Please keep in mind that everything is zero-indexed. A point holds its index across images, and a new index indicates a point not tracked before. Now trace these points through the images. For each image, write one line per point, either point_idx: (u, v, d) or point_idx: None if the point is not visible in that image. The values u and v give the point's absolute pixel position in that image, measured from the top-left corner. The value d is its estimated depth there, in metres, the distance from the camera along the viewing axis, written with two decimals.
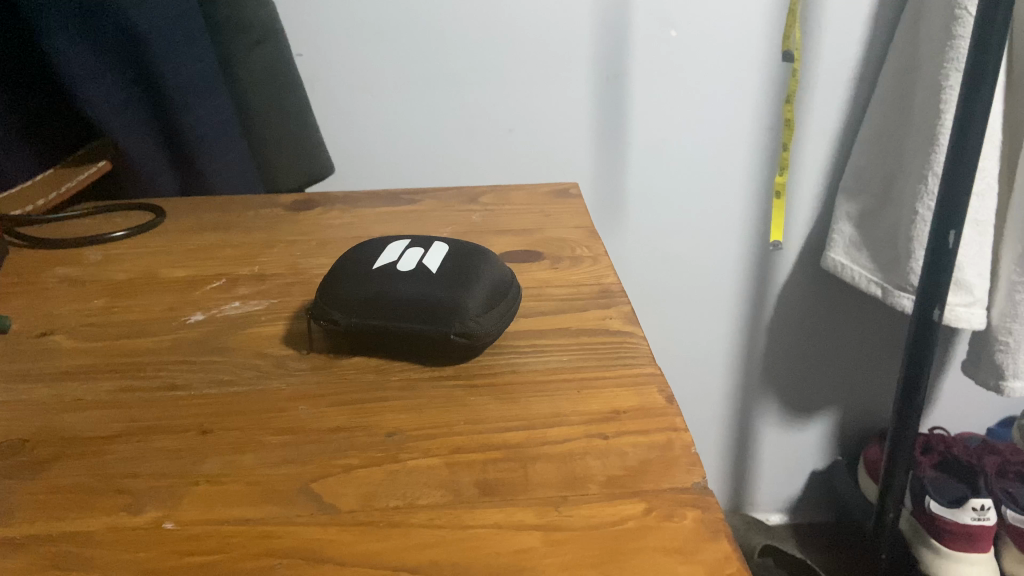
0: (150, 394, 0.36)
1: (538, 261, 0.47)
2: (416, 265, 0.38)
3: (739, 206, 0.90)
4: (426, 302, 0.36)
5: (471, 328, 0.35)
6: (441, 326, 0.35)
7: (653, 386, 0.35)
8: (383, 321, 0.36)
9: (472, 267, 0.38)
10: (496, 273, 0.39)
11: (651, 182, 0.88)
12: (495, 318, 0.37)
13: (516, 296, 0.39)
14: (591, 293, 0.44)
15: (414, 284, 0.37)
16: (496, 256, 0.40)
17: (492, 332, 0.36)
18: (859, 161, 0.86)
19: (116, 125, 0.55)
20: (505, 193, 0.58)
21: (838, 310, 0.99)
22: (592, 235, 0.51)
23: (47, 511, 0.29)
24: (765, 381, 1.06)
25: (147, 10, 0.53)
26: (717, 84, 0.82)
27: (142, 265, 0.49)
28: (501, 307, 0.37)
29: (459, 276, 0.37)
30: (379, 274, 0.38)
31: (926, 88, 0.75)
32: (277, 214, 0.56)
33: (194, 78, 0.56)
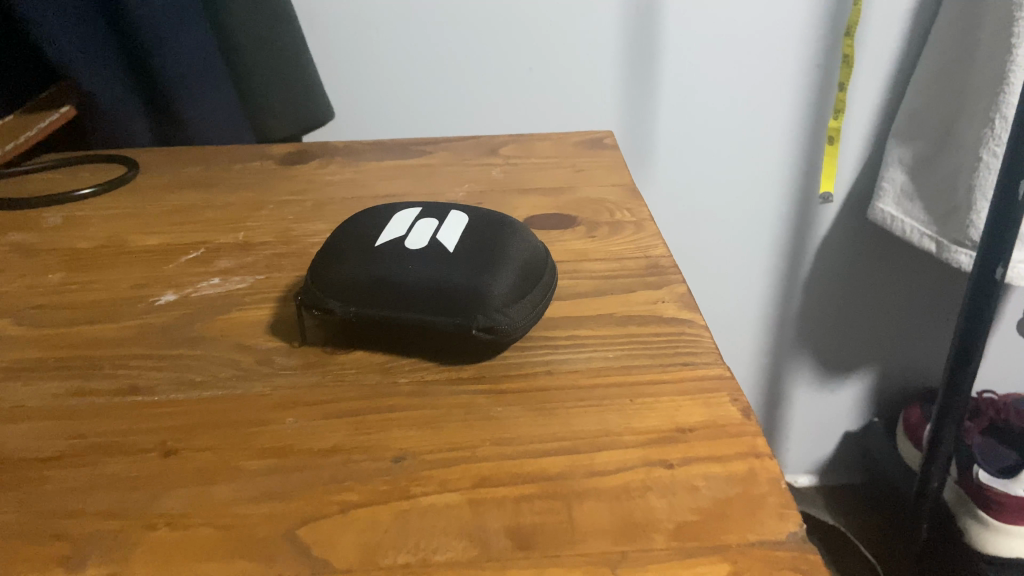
0: (106, 400, 0.29)
1: (571, 227, 0.40)
2: (428, 238, 0.31)
3: (780, 152, 0.82)
4: (442, 288, 0.29)
5: (498, 322, 0.29)
6: (459, 318, 0.29)
7: (723, 395, 0.28)
8: (390, 311, 0.30)
9: (497, 242, 0.31)
10: (525, 249, 0.31)
11: (683, 127, 0.79)
12: (525, 309, 0.30)
13: (551, 278, 0.32)
14: (638, 267, 0.37)
15: (426, 263, 0.30)
16: (525, 226, 0.33)
17: (522, 326, 0.30)
18: (914, 103, 0.77)
19: (77, 65, 0.48)
20: (528, 143, 0.51)
21: (881, 266, 0.92)
22: (633, 195, 0.44)
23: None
24: (800, 339, 0.99)
25: None
26: (762, 15, 0.73)
27: (109, 230, 0.42)
28: (532, 292, 0.30)
29: (480, 254, 0.30)
30: (382, 250, 0.30)
31: (994, 18, 0.66)
32: (268, 168, 0.48)
33: (167, 9, 0.48)
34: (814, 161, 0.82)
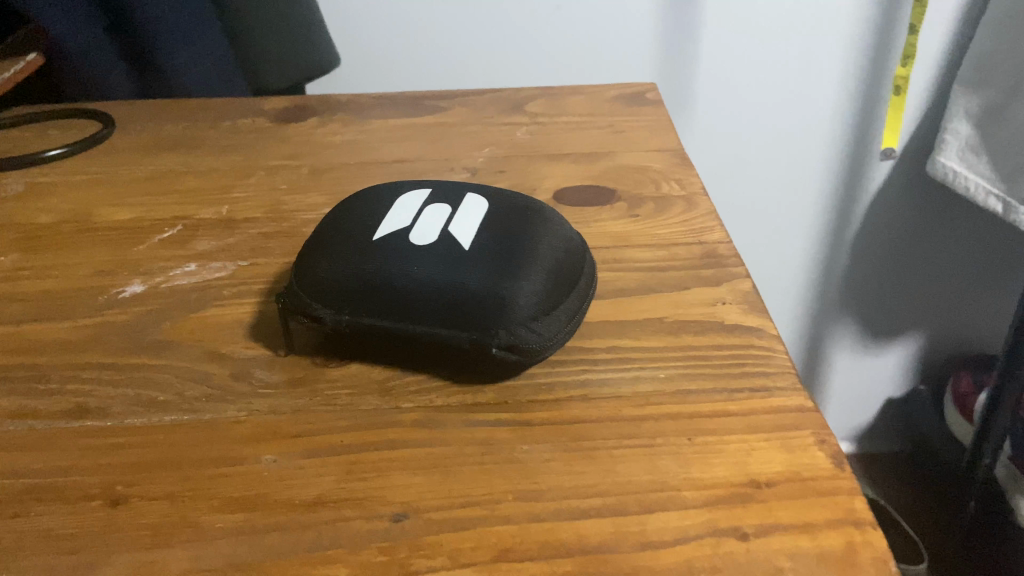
0: (46, 425, 0.24)
1: (610, 205, 0.34)
2: (439, 231, 0.25)
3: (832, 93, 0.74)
4: (454, 296, 0.23)
5: (523, 340, 0.23)
6: (476, 334, 0.23)
7: (807, 435, 0.23)
8: (391, 321, 0.24)
9: (524, 236, 0.25)
10: (558, 242, 0.25)
11: (725, 71, 0.72)
12: (558, 322, 0.24)
13: (591, 278, 0.26)
14: (691, 256, 0.31)
15: (435, 260, 0.24)
16: (560, 213, 0.27)
17: (555, 343, 0.24)
18: (985, 46, 0.67)
19: None
20: (559, 98, 0.44)
21: (935, 226, 0.85)
22: (680, 163, 0.38)
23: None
24: (843, 301, 0.92)
25: None
26: None
27: (75, 201, 0.36)
28: (567, 300, 0.25)
29: (503, 252, 0.24)
30: (382, 244, 0.25)
31: None
32: (260, 127, 0.42)
33: None
34: (872, 103, 0.74)
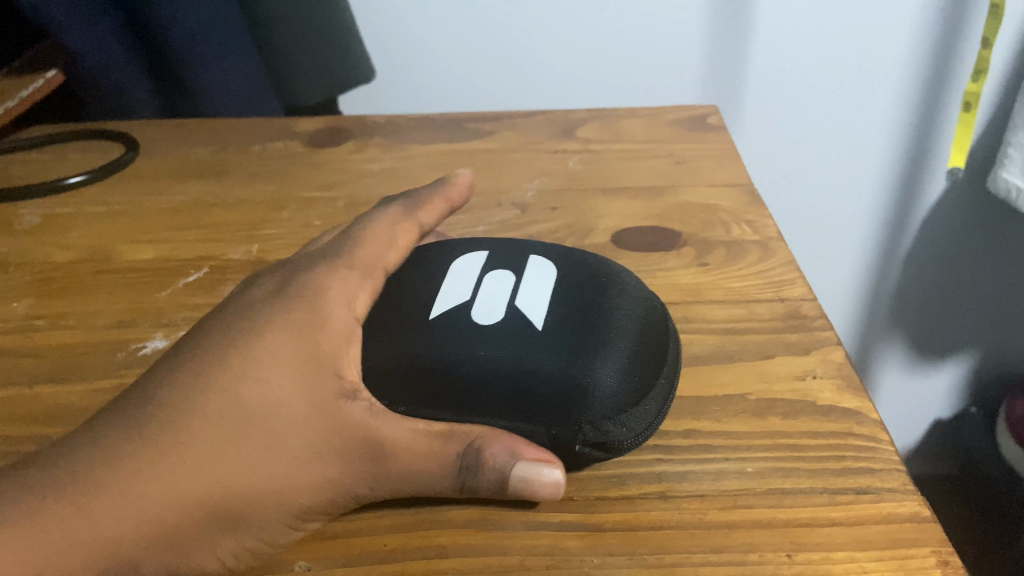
0: None
1: (676, 249, 0.31)
2: (507, 307, 0.22)
3: (891, 95, 0.64)
4: (530, 387, 0.21)
5: (610, 436, 0.21)
6: (559, 432, 0.20)
7: (927, 554, 0.19)
8: (457, 412, 0.21)
9: (603, 311, 0.22)
10: (635, 308, 0.23)
11: (773, 69, 0.62)
12: (647, 411, 0.22)
13: (675, 356, 0.23)
14: (772, 315, 0.27)
15: (507, 347, 0.21)
16: (630, 277, 0.24)
17: (642, 436, 0.22)
18: None
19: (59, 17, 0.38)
20: (613, 121, 0.41)
21: (999, 239, 0.73)
22: (750, 200, 0.34)
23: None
24: (892, 317, 0.82)
25: None
26: None
27: (95, 236, 0.34)
28: (654, 384, 0.22)
29: (584, 332, 0.21)
30: (440, 321, 0.22)
31: None
32: (293, 152, 0.39)
33: None
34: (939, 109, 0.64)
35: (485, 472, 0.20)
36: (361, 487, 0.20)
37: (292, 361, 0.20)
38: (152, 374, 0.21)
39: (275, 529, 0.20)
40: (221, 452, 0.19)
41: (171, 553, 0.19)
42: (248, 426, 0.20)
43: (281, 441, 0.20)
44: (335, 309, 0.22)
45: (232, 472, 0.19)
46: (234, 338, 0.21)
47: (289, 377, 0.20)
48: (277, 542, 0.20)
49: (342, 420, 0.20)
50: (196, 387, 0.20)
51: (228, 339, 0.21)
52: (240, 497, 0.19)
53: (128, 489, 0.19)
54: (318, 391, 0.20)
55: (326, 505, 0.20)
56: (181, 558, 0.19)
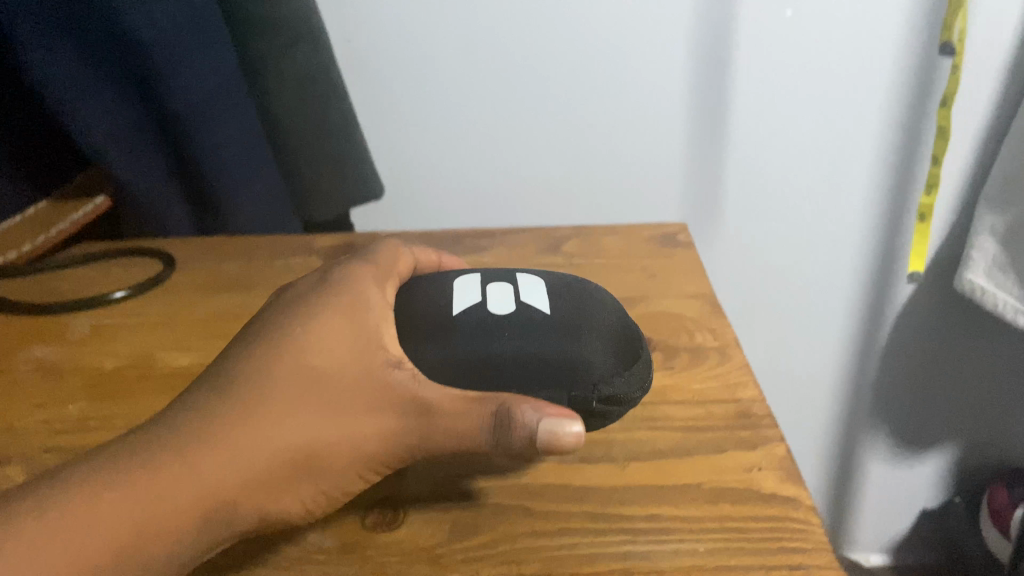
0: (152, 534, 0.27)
1: (646, 355, 0.36)
2: (520, 304, 0.31)
3: (864, 206, 0.69)
4: (552, 358, 0.30)
5: (614, 393, 0.30)
6: (578, 392, 0.30)
7: None
8: (498, 379, 0.30)
9: (585, 305, 0.32)
10: (600, 302, 0.33)
11: (753, 183, 0.67)
12: (630, 379, 0.31)
13: (637, 343, 0.33)
14: (726, 415, 0.32)
15: (530, 334, 0.30)
16: (594, 287, 0.34)
17: (630, 394, 0.31)
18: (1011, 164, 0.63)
19: (112, 153, 0.44)
20: (594, 237, 0.46)
21: (962, 329, 0.78)
22: (712, 311, 0.39)
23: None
24: (874, 414, 0.86)
25: (147, 10, 0.41)
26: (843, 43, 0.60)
27: (137, 344, 0.38)
28: (628, 359, 0.31)
29: (578, 322, 0.31)
30: (475, 317, 0.31)
31: None
32: (311, 267, 0.45)
33: (211, 96, 0.45)
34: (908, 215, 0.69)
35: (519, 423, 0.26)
36: (410, 439, 0.27)
37: (342, 348, 0.28)
38: (229, 358, 0.28)
39: (333, 474, 0.27)
40: (297, 414, 0.27)
41: (268, 494, 0.26)
42: (319, 380, 0.27)
43: (343, 401, 0.27)
44: (369, 299, 0.31)
45: (317, 423, 0.27)
46: (294, 318, 0.29)
47: (343, 347, 0.28)
48: (343, 485, 0.27)
49: (390, 377, 0.28)
50: (265, 358, 0.28)
51: (288, 320, 0.29)
52: (325, 444, 0.26)
53: (233, 442, 0.26)
54: (369, 360, 0.28)
55: (382, 454, 0.27)
56: (275, 497, 0.26)
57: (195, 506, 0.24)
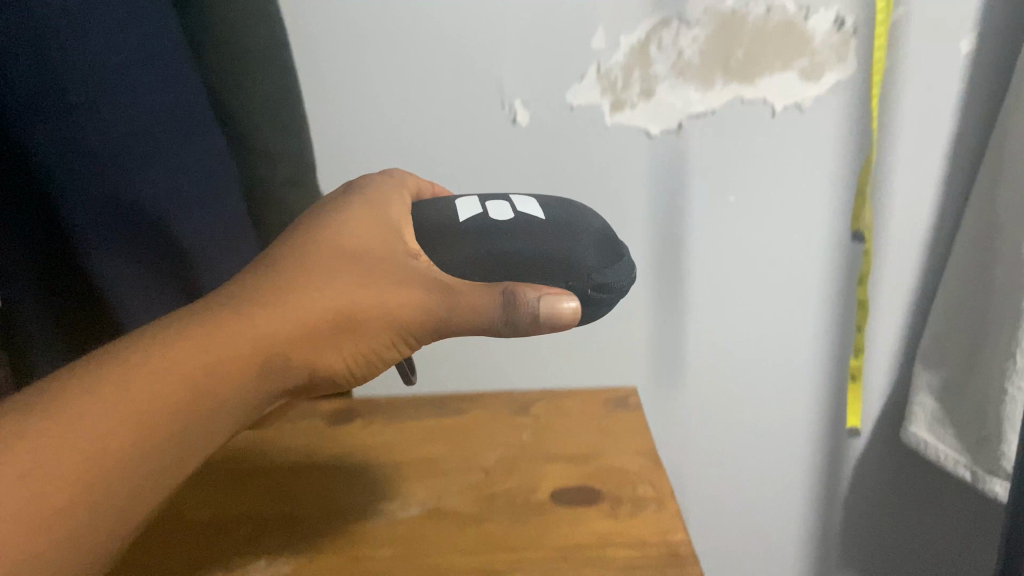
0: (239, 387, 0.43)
1: (599, 506, 0.45)
2: (517, 215, 0.54)
3: (787, 301, 0.90)
4: (549, 254, 0.52)
5: (603, 280, 0.53)
6: (569, 276, 0.52)
7: None
8: (512, 268, 0.53)
9: (568, 218, 0.55)
10: (582, 216, 0.56)
11: (707, 288, 0.90)
12: (615, 272, 0.54)
13: (617, 247, 0.56)
14: (659, 556, 0.40)
15: (529, 238, 0.53)
16: (575, 207, 0.57)
17: (614, 279, 0.54)
18: (937, 332, 0.87)
19: (131, 293, 0.59)
20: (559, 399, 0.59)
21: (904, 489, 0.99)
22: (651, 464, 0.49)
23: (65, 470, 0.35)
24: (845, 561, 1.04)
25: (172, 181, 0.56)
26: (768, 177, 0.85)
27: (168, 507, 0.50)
28: (608, 258, 0.54)
29: (561, 229, 0.53)
30: (485, 222, 0.53)
31: (1008, 259, 0.77)
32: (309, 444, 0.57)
33: (210, 240, 0.60)
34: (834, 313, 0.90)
35: (527, 306, 0.46)
36: (429, 301, 0.48)
37: (367, 240, 0.49)
38: (288, 258, 0.47)
39: (366, 330, 0.47)
40: (341, 279, 0.46)
41: (320, 339, 0.46)
42: (360, 259, 0.48)
43: (372, 274, 0.47)
44: (386, 213, 0.52)
45: (362, 289, 0.47)
46: (333, 221, 0.50)
47: (370, 236, 0.49)
48: (372, 340, 0.48)
49: (408, 267, 0.49)
50: (316, 253, 0.47)
51: (323, 222, 0.49)
52: (360, 309, 0.47)
53: (304, 292, 0.45)
54: (392, 249, 0.49)
55: (404, 317, 0.48)
56: (322, 343, 0.46)
57: (261, 345, 0.43)
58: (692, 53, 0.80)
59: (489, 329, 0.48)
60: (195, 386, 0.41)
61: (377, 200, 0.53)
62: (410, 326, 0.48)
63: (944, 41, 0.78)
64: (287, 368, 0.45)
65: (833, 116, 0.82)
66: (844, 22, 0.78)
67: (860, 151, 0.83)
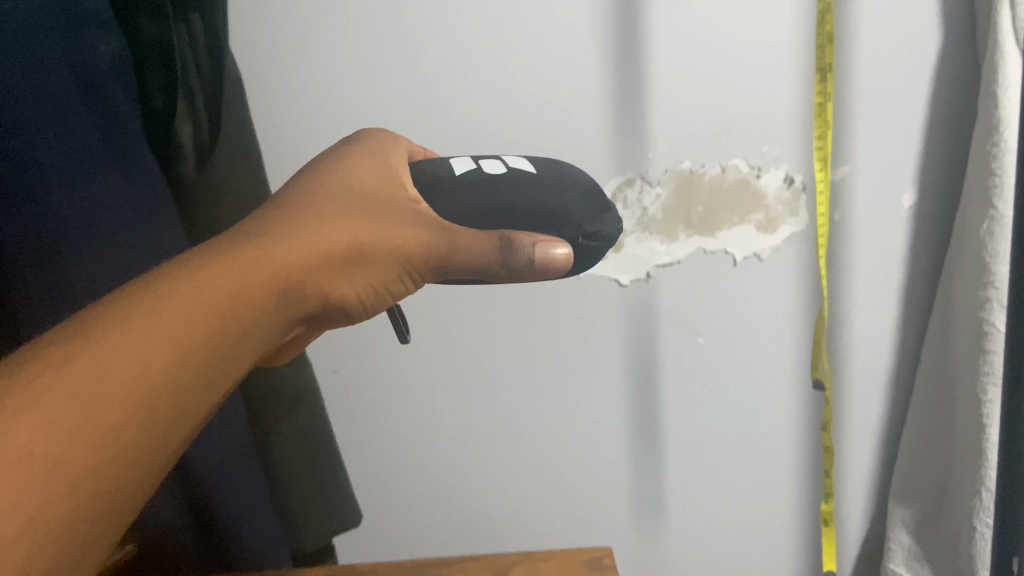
0: (266, 317, 0.42)
1: None
2: (506, 170, 0.54)
3: (759, 437, 0.95)
4: (541, 206, 0.53)
5: (592, 231, 0.55)
6: (563, 227, 0.54)
7: None
8: (506, 221, 0.53)
9: (555, 176, 0.56)
10: (568, 174, 0.57)
11: (684, 426, 0.95)
12: (604, 223, 0.56)
13: (606, 202, 0.58)
14: None
15: (522, 191, 0.53)
16: (564, 168, 0.58)
17: (604, 230, 0.56)
18: (906, 469, 0.90)
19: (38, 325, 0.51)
20: (536, 563, 0.66)
21: None
22: None
23: (112, 393, 0.33)
24: None
25: (67, 196, 0.50)
26: (733, 325, 0.90)
27: None
28: (599, 211, 0.56)
29: (549, 185, 0.54)
30: (474, 176, 0.53)
31: (964, 401, 0.81)
32: None
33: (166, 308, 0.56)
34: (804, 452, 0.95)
35: (522, 250, 0.48)
36: (438, 236, 0.49)
37: (371, 180, 0.49)
38: (298, 196, 0.47)
39: (374, 262, 0.47)
40: (351, 213, 0.47)
41: (339, 269, 0.46)
42: (374, 195, 0.48)
43: (382, 208, 0.48)
44: (389, 157, 0.53)
45: (376, 224, 0.47)
46: (338, 166, 0.50)
47: (376, 173, 0.50)
48: (384, 272, 0.48)
49: (414, 205, 0.49)
50: (325, 190, 0.47)
51: (329, 165, 0.49)
52: (378, 239, 0.47)
53: (320, 222, 0.45)
54: (396, 188, 0.50)
55: (413, 250, 0.48)
56: (340, 272, 0.46)
57: (280, 276, 0.42)
58: (655, 210, 0.86)
59: (487, 273, 0.50)
60: (227, 309, 0.39)
61: (373, 148, 0.53)
62: (414, 259, 0.49)
63: (889, 188, 0.84)
64: (301, 302, 0.45)
65: (789, 267, 0.87)
66: (793, 179, 0.84)
67: (817, 298, 0.88)
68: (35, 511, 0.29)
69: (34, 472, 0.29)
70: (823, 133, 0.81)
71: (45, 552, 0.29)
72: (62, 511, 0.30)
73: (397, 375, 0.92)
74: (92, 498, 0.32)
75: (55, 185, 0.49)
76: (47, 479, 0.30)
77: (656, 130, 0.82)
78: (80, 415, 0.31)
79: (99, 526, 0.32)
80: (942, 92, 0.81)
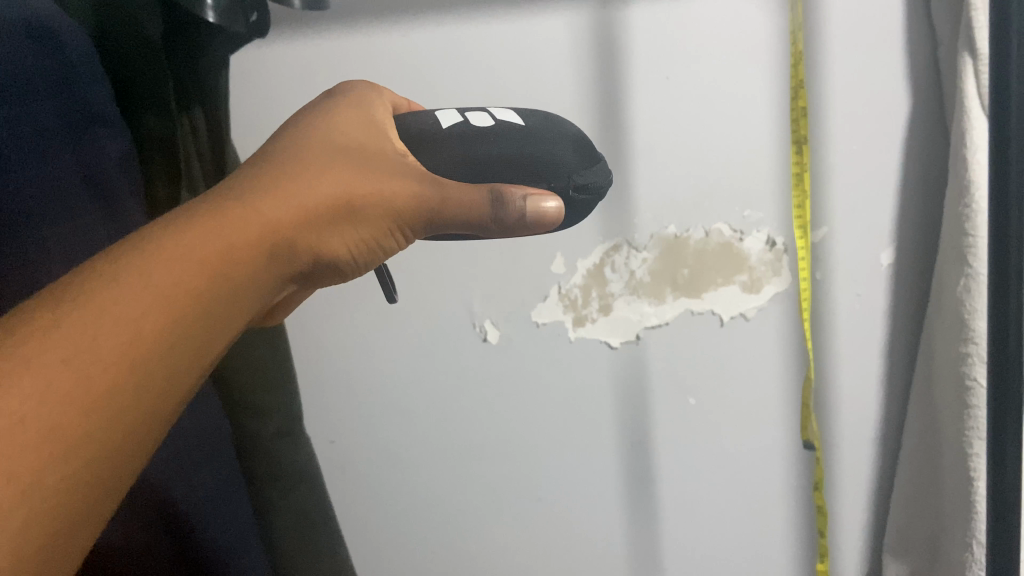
0: (253, 280, 0.40)
1: None
2: (494, 120, 0.51)
3: (753, 496, 0.96)
4: (531, 156, 0.50)
5: (581, 182, 0.52)
6: (552, 178, 0.51)
7: None
8: (493, 173, 0.50)
9: (546, 126, 0.53)
10: (560, 124, 0.54)
11: (678, 488, 0.96)
12: (594, 175, 0.53)
13: (597, 155, 0.55)
14: None
15: (510, 142, 0.50)
16: (556, 118, 0.54)
17: (594, 182, 0.53)
18: (898, 522, 0.92)
19: None
20: None
21: None
22: None
23: (98, 360, 0.31)
24: None
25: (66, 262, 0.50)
26: (722, 387, 0.91)
27: None
28: (588, 163, 0.53)
29: (539, 135, 0.51)
30: (461, 127, 0.50)
31: (951, 455, 0.83)
32: None
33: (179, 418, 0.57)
34: (798, 510, 0.96)
35: (513, 205, 0.45)
36: (430, 190, 0.45)
37: (355, 139, 0.47)
38: (279, 153, 0.44)
39: (367, 219, 0.44)
40: (337, 166, 0.44)
41: (329, 226, 0.43)
42: (359, 152, 0.46)
43: (370, 163, 0.45)
44: (374, 115, 0.51)
45: (366, 177, 0.44)
46: (320, 124, 0.47)
47: (359, 133, 0.48)
48: (378, 232, 0.45)
49: (402, 161, 0.47)
50: (308, 148, 0.45)
51: (311, 124, 0.47)
52: (368, 193, 0.44)
53: (304, 176, 0.42)
54: (380, 146, 0.48)
55: (404, 208, 0.45)
56: (331, 230, 0.43)
57: (268, 233, 0.40)
58: (643, 272, 0.88)
59: (476, 226, 0.46)
60: (212, 270, 0.37)
61: (356, 105, 0.51)
62: (408, 216, 0.46)
63: (867, 249, 0.87)
64: (292, 262, 0.42)
65: (774, 327, 0.89)
66: (775, 241, 0.87)
67: (803, 358, 0.90)
68: (26, 485, 0.27)
69: (27, 438, 0.28)
70: (802, 201, 0.84)
71: (37, 528, 0.28)
72: (53, 483, 0.28)
73: (394, 441, 0.94)
74: (86, 467, 0.30)
75: (52, 246, 0.49)
76: (40, 446, 0.28)
77: (641, 199, 0.85)
78: (65, 385, 0.29)
79: (93, 494, 0.30)
80: (913, 156, 0.84)
